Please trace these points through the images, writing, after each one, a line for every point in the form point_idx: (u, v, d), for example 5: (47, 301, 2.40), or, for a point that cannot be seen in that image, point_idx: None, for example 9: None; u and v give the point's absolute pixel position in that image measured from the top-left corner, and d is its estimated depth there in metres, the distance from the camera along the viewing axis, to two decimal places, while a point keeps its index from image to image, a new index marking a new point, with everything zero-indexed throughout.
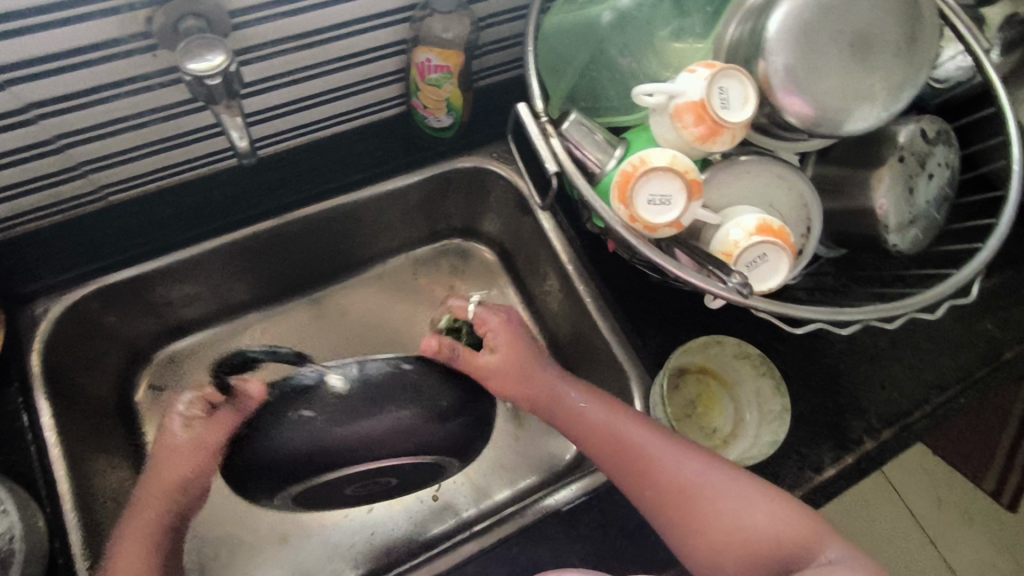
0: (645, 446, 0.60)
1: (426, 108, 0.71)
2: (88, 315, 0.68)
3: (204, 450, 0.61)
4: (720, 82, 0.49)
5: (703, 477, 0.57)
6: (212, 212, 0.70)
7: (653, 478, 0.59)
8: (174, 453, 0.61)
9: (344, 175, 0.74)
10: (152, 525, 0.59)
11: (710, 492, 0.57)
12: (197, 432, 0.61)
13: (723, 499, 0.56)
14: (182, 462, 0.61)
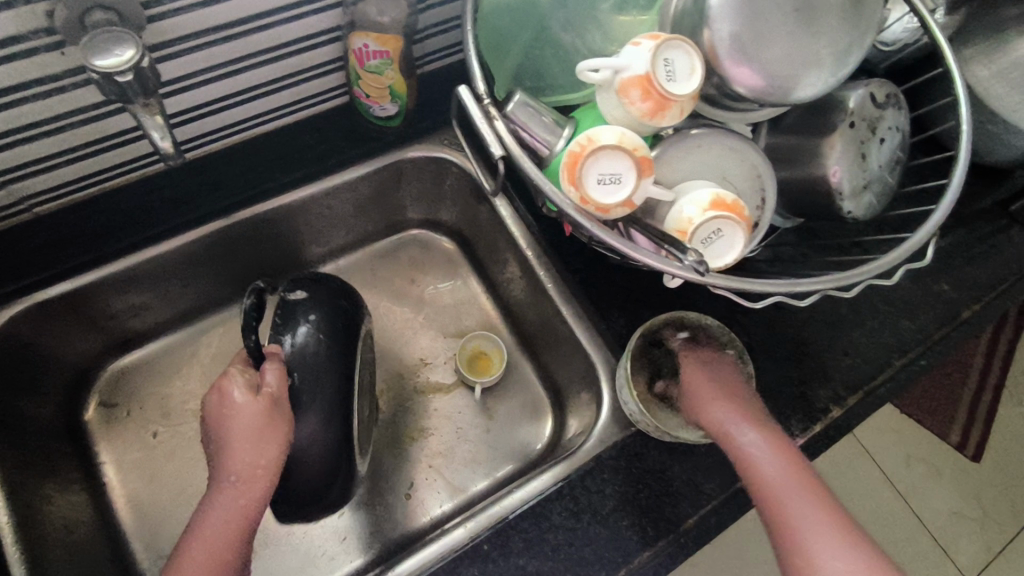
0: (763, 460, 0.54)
1: (368, 97, 0.68)
2: (20, 336, 0.64)
3: (279, 433, 0.56)
4: (664, 54, 0.47)
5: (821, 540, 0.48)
6: (148, 217, 0.67)
7: (758, 485, 0.53)
8: (254, 431, 0.56)
9: (288, 171, 0.71)
10: (240, 511, 0.54)
11: (805, 526, 0.49)
12: (268, 418, 0.56)
13: (823, 538, 0.48)
14: (265, 439, 0.56)
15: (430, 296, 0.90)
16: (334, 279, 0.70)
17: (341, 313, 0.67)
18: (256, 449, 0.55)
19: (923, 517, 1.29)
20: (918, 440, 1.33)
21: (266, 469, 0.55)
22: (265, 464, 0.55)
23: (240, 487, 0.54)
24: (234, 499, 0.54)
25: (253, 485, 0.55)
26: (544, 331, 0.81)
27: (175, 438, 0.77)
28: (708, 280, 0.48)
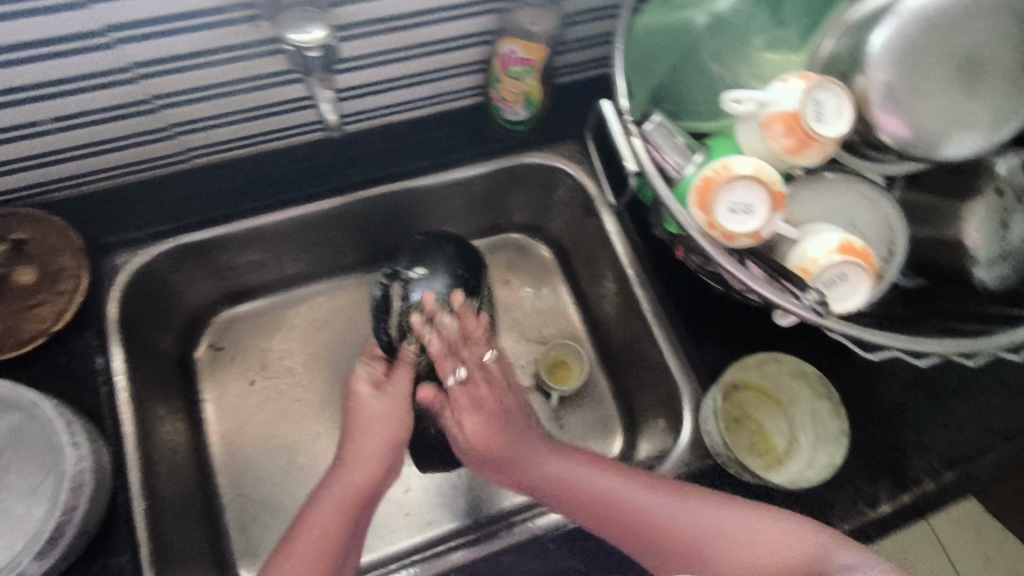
0: (592, 484, 0.61)
1: (503, 100, 0.71)
2: (162, 271, 0.71)
3: (399, 424, 0.64)
4: (816, 95, 0.48)
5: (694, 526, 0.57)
6: (288, 183, 0.72)
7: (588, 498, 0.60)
8: (366, 418, 0.64)
9: (416, 160, 0.75)
10: (352, 488, 0.61)
11: (666, 516, 0.58)
12: (391, 408, 0.64)
13: (683, 513, 0.57)
14: (376, 429, 0.63)
15: (518, 298, 0.92)
16: (448, 237, 0.71)
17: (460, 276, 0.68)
18: (372, 432, 0.63)
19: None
20: (1000, 542, 1.23)
21: (385, 454, 0.63)
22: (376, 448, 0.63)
23: (357, 469, 0.62)
24: (355, 477, 0.62)
25: (370, 467, 0.62)
26: (630, 351, 0.82)
27: (270, 388, 0.82)
28: (824, 322, 0.48)
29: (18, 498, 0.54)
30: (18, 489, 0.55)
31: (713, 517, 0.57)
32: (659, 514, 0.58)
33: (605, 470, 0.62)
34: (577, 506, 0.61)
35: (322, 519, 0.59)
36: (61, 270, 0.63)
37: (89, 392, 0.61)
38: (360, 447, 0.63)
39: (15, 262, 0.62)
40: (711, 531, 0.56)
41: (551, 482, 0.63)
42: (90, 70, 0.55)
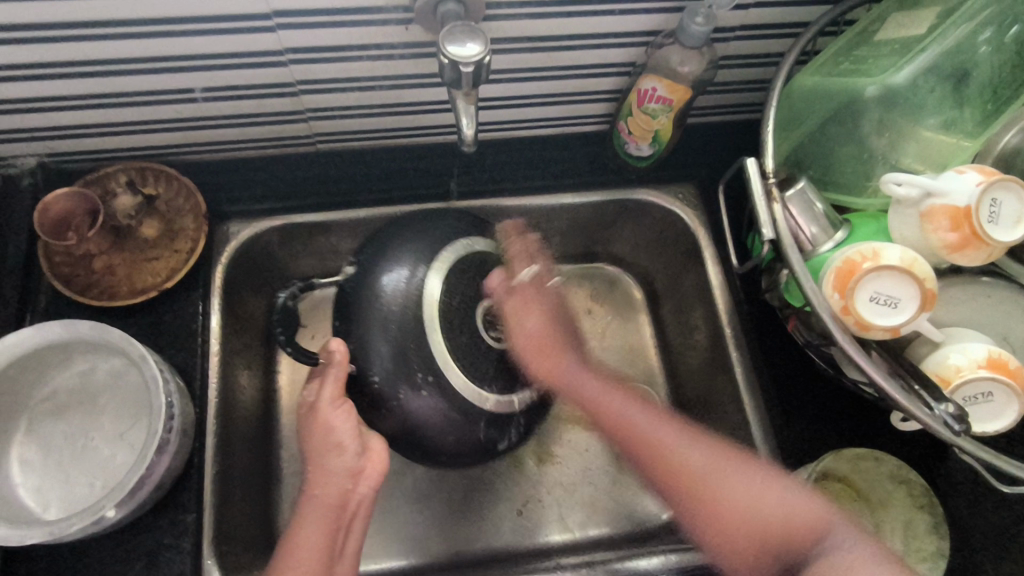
0: (632, 415, 0.61)
1: (630, 134, 0.69)
2: (268, 245, 0.72)
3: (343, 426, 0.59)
4: (993, 194, 0.44)
5: (705, 471, 0.56)
6: (400, 180, 0.73)
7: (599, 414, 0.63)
8: (313, 424, 0.60)
9: (529, 178, 0.74)
10: (323, 500, 0.58)
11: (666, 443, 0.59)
12: (323, 411, 0.60)
13: (681, 450, 0.58)
14: (321, 431, 0.59)
15: (600, 330, 0.89)
16: (435, 220, 0.64)
17: (424, 246, 0.61)
18: (319, 437, 0.60)
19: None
20: None
21: (341, 459, 0.59)
22: (329, 454, 0.59)
23: (329, 481, 0.58)
24: (327, 491, 0.58)
25: (341, 480, 0.59)
26: (710, 410, 0.77)
27: None
28: (957, 440, 0.43)
29: (109, 442, 0.57)
30: (111, 433, 0.57)
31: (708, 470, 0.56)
32: (677, 450, 0.58)
33: (650, 412, 0.62)
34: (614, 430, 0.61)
35: (308, 538, 0.55)
36: (181, 230, 0.66)
37: (185, 352, 0.63)
38: (320, 459, 0.59)
39: (142, 215, 0.65)
40: (718, 481, 0.55)
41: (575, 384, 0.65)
42: (248, 48, 0.56)
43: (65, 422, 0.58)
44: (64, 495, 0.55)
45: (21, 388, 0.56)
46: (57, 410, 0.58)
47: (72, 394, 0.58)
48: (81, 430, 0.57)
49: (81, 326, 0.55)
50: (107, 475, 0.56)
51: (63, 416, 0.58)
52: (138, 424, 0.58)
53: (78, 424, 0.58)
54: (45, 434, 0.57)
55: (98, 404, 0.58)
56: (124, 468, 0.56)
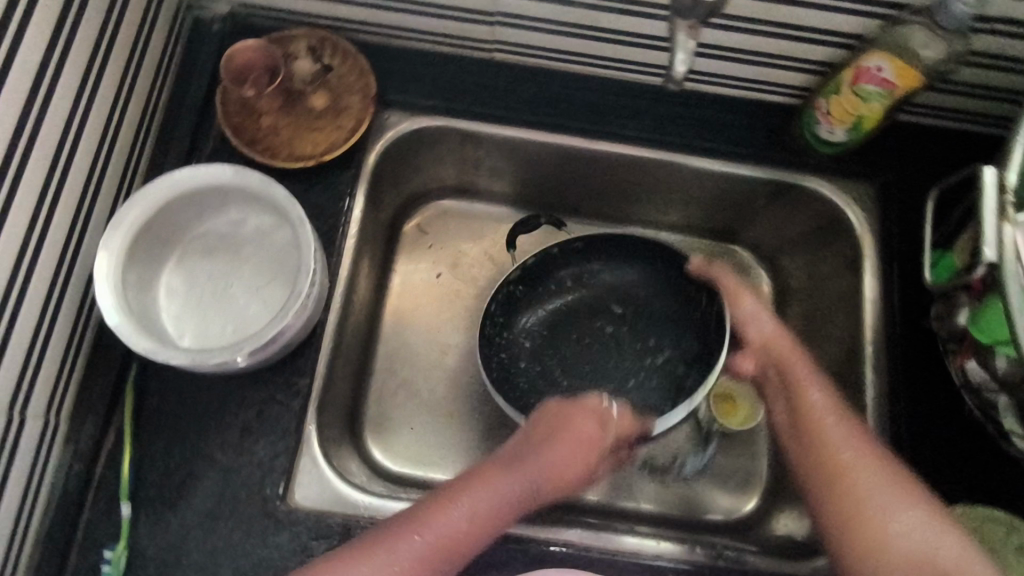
0: (823, 409, 0.57)
1: (827, 114, 0.63)
2: (420, 140, 0.71)
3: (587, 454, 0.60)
4: None
5: (870, 486, 0.53)
6: (566, 109, 0.70)
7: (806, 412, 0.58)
8: (579, 448, 0.60)
9: (698, 136, 0.70)
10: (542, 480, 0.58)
11: (846, 451, 0.55)
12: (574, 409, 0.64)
13: (859, 458, 0.54)
14: (576, 457, 0.60)
15: None
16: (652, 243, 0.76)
17: (627, 247, 0.77)
18: (574, 450, 0.60)
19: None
20: None
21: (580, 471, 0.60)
22: (579, 464, 0.60)
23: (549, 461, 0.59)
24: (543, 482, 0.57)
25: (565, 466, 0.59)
26: None
27: (452, 287, 0.84)
28: None
29: (248, 293, 0.59)
30: (251, 285, 0.60)
31: (867, 466, 0.54)
32: (858, 472, 0.54)
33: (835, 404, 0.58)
34: (812, 442, 0.57)
35: (475, 496, 0.54)
36: (346, 107, 0.66)
37: (327, 228, 0.64)
38: (551, 456, 0.59)
39: (316, 83, 0.66)
40: (874, 493, 0.52)
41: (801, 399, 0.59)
42: None
43: (214, 263, 0.60)
44: (201, 331, 0.58)
45: (182, 222, 0.59)
46: (209, 251, 0.60)
47: (224, 239, 0.60)
48: (227, 275, 0.60)
49: (247, 176, 0.56)
50: (241, 323, 0.58)
51: (213, 258, 0.60)
52: (276, 284, 0.59)
53: (225, 269, 0.60)
54: (195, 271, 0.60)
55: (246, 255, 0.60)
56: (256, 320, 0.58)
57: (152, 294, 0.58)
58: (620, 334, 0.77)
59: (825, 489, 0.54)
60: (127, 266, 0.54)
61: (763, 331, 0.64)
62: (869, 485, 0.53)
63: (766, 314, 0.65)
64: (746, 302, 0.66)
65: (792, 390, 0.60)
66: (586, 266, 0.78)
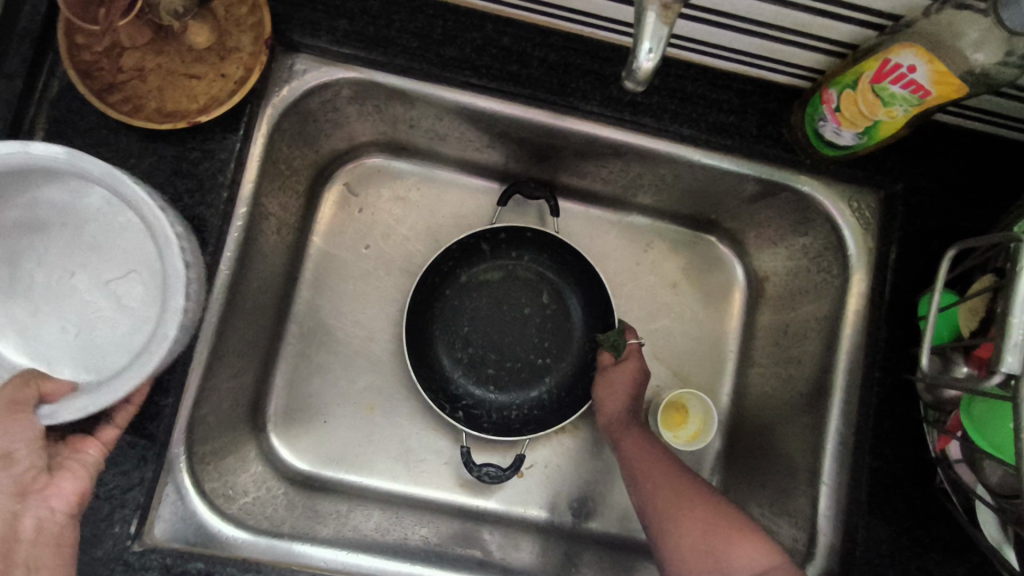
0: (653, 465, 0.57)
1: (838, 111, 0.51)
2: (335, 96, 0.58)
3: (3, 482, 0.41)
4: None
5: (674, 515, 0.52)
6: (517, 67, 0.56)
7: (641, 471, 0.57)
8: None
9: (677, 117, 0.57)
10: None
11: (659, 492, 0.54)
12: None
13: (667, 494, 0.54)
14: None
15: (678, 311, 0.75)
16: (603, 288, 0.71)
17: (594, 283, 0.72)
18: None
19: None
20: None
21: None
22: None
23: None
24: None
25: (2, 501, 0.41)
26: (769, 458, 0.65)
27: (379, 261, 0.73)
28: None
29: (95, 285, 0.49)
30: (100, 275, 0.48)
31: (673, 498, 0.53)
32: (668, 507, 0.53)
33: (660, 458, 0.58)
34: (643, 500, 0.55)
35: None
36: (235, 50, 0.52)
37: (203, 205, 0.52)
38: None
39: (190, 17, 0.49)
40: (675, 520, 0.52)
41: (638, 462, 0.59)
42: None
43: (50, 240, 0.48)
44: (31, 330, 0.47)
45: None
46: (37, 226, 0.47)
47: (58, 214, 0.48)
48: (68, 258, 0.48)
49: (88, 163, 0.44)
50: (88, 326, 0.48)
51: (45, 234, 0.48)
52: (131, 281, 0.49)
53: (64, 249, 0.48)
54: (22, 249, 0.47)
55: (89, 236, 0.48)
56: (113, 323, 0.48)
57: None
58: (538, 324, 0.72)
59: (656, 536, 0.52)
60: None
61: (614, 408, 0.65)
62: (672, 516, 0.52)
63: (624, 382, 0.66)
64: (611, 374, 0.67)
65: (631, 459, 0.59)
66: (512, 258, 0.73)
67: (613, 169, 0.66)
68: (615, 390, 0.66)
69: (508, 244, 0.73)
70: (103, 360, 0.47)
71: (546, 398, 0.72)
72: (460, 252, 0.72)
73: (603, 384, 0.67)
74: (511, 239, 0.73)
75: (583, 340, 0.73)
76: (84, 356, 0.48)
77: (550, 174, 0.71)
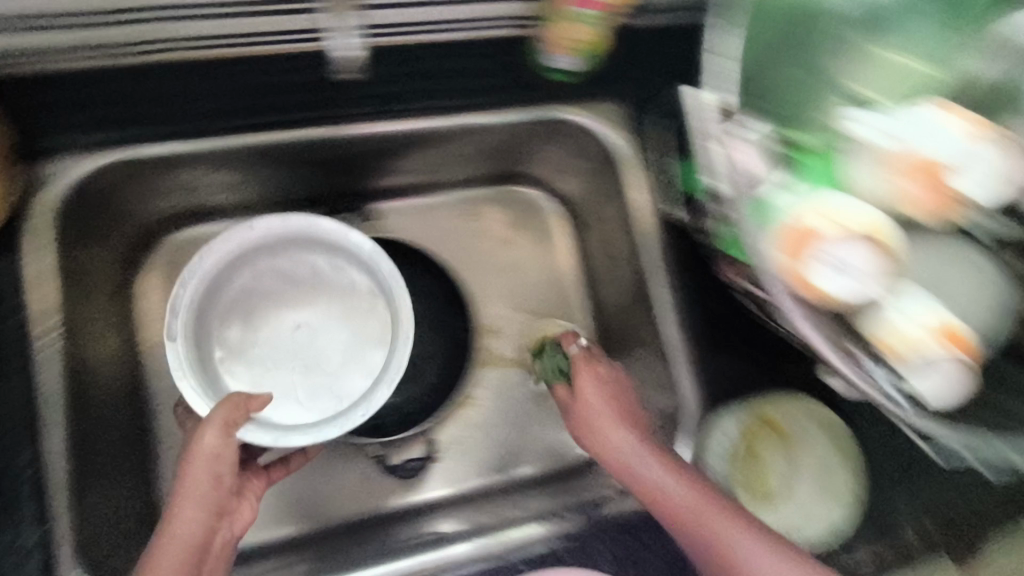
0: (653, 476, 0.57)
1: (547, 42, 0.62)
2: (106, 183, 0.61)
3: (209, 494, 0.52)
4: (974, 147, 0.39)
5: (722, 536, 0.52)
6: (264, 99, 0.60)
7: (643, 482, 0.57)
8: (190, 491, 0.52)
9: (424, 96, 0.63)
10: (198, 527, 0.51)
11: (682, 508, 0.55)
12: (200, 446, 0.52)
13: (700, 510, 0.54)
14: (193, 512, 0.51)
15: (518, 261, 0.82)
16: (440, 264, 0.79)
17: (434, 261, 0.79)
18: (203, 485, 0.52)
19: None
20: None
21: (209, 490, 0.53)
22: (196, 507, 0.51)
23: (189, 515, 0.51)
24: (187, 529, 0.50)
25: (205, 512, 0.52)
26: (632, 350, 0.73)
27: None
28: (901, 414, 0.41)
29: (309, 336, 0.68)
30: (315, 333, 0.68)
31: (711, 517, 0.53)
32: (716, 534, 0.52)
33: (666, 465, 0.57)
34: (664, 514, 0.55)
35: (198, 500, 0.52)
36: None
37: None
38: (192, 493, 0.52)
39: None
40: (727, 544, 0.52)
41: (630, 476, 0.58)
42: None
43: (290, 291, 0.67)
44: (257, 359, 0.67)
45: (280, 248, 0.64)
46: (286, 277, 0.67)
47: (298, 277, 0.67)
48: (296, 309, 0.68)
49: (381, 260, 0.63)
50: (307, 364, 0.67)
51: (293, 287, 0.67)
52: (333, 349, 0.68)
53: (292, 303, 0.68)
54: (269, 292, 0.67)
55: (325, 300, 0.68)
56: (333, 371, 0.67)
57: (230, 288, 0.65)
58: None
59: (697, 554, 0.53)
60: (209, 264, 0.60)
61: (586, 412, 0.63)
62: (717, 536, 0.52)
63: (617, 388, 0.64)
64: (580, 381, 0.65)
65: (625, 471, 0.59)
66: None
67: (404, 160, 0.72)
68: (591, 398, 0.64)
69: None
70: (316, 397, 0.66)
71: (432, 379, 0.77)
72: None
73: (577, 403, 0.64)
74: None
75: (443, 317, 0.78)
76: (307, 389, 0.66)
77: (354, 185, 0.75)
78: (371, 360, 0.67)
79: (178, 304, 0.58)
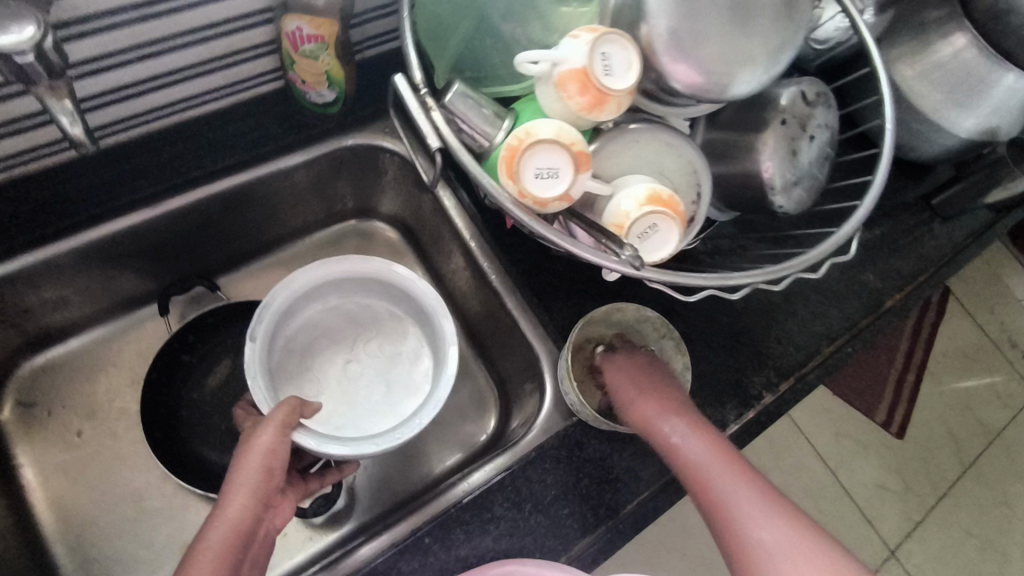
0: (655, 420, 0.58)
1: (304, 82, 0.67)
2: None
3: (259, 482, 0.53)
4: (601, 48, 0.47)
5: (701, 466, 0.54)
6: (59, 206, 0.64)
7: (643, 423, 0.59)
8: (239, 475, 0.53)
9: (212, 160, 0.68)
10: (244, 514, 0.51)
11: (677, 448, 0.56)
12: (255, 441, 0.55)
13: (686, 446, 0.56)
14: (242, 494, 0.52)
15: None
16: None
17: None
18: (254, 473, 0.53)
19: (908, 519, 1.30)
20: (885, 445, 1.34)
21: (253, 477, 0.53)
22: (242, 493, 0.52)
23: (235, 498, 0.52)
24: (232, 514, 0.51)
25: (249, 499, 0.52)
26: (490, 325, 0.80)
27: (100, 439, 0.75)
28: (645, 273, 0.47)
29: (385, 376, 0.76)
30: (388, 374, 0.76)
31: (702, 458, 0.54)
32: (702, 470, 0.54)
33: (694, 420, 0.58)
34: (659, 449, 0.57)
35: (246, 484, 0.53)
36: None
37: None
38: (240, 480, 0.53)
39: None
40: (711, 482, 0.53)
41: (642, 422, 0.59)
42: None
43: (346, 329, 0.77)
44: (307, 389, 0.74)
45: (350, 290, 0.75)
46: (349, 319, 0.77)
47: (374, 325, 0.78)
48: (345, 350, 0.77)
49: (435, 306, 0.70)
50: (345, 392, 0.75)
51: (373, 330, 0.78)
52: (371, 383, 0.76)
53: (341, 343, 0.77)
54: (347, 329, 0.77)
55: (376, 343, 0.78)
56: (363, 402, 0.74)
57: (296, 319, 0.74)
58: None
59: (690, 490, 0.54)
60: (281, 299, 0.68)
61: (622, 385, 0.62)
62: (697, 464, 0.54)
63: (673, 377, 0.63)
64: (621, 360, 0.64)
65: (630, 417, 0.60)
66: (210, 349, 0.79)
67: (224, 227, 0.76)
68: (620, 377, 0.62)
69: (199, 340, 0.78)
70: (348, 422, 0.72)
71: None
72: (165, 375, 0.76)
73: (625, 373, 0.62)
74: (202, 335, 0.78)
75: None
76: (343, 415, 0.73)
77: (187, 267, 0.78)
78: (401, 408, 0.74)
79: (264, 312, 0.67)
